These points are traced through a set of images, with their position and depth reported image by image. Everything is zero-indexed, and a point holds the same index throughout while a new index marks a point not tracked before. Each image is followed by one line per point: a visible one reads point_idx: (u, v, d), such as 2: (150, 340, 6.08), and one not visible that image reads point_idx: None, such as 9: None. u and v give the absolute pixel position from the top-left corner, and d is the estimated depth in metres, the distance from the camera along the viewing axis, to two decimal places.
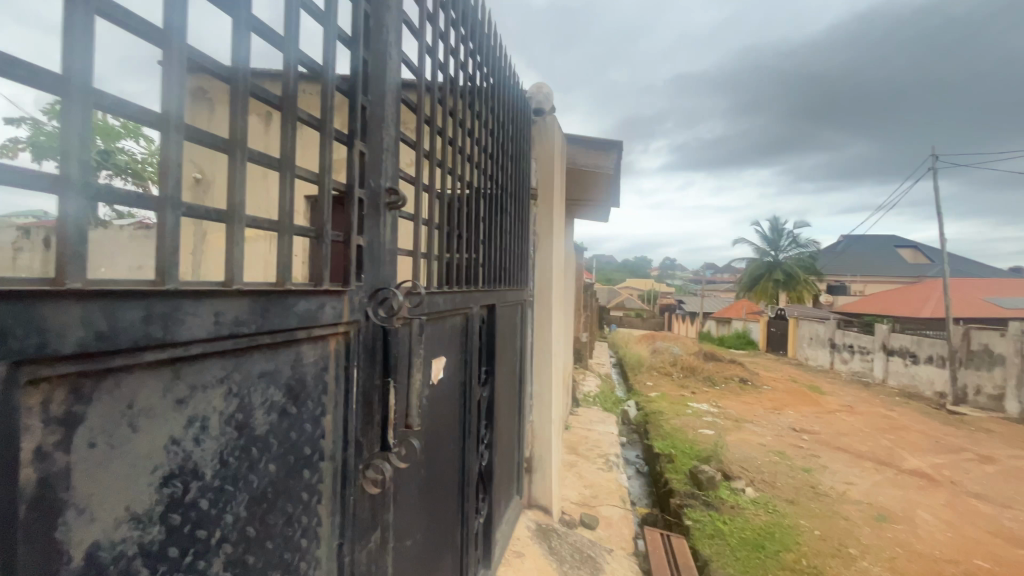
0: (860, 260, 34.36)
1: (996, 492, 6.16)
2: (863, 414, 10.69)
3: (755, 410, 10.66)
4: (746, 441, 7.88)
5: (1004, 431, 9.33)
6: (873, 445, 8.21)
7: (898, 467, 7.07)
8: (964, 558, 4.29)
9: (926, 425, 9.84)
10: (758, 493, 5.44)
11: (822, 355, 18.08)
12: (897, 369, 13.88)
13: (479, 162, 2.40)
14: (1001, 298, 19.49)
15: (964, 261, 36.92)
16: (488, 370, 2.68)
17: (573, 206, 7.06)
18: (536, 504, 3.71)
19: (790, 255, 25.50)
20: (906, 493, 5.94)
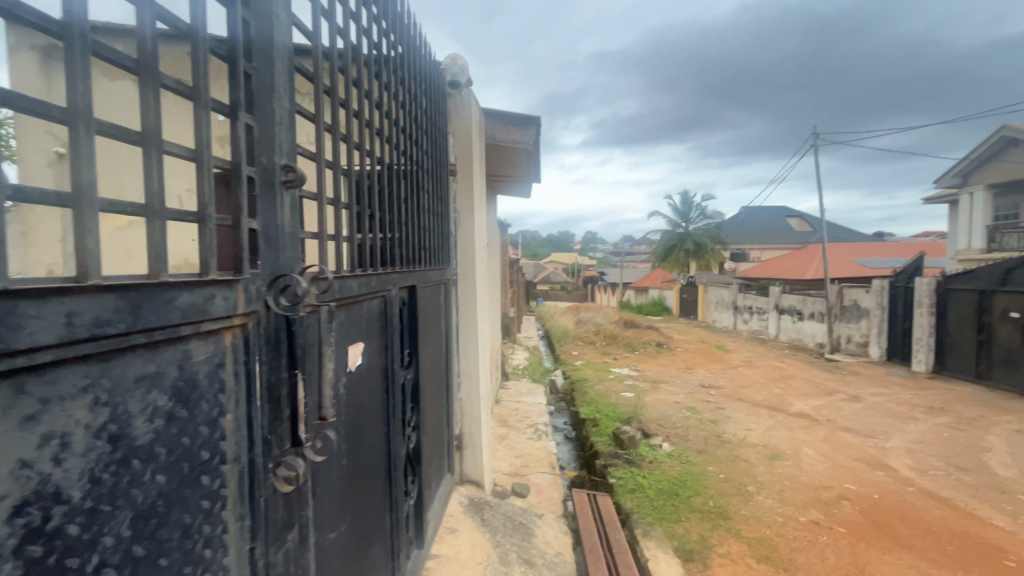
0: (757, 230, 37.94)
1: (862, 425, 7.21)
2: (759, 367, 11.97)
3: (670, 371, 11.53)
4: (663, 400, 8.52)
5: (868, 373, 10.91)
6: (767, 394, 9.26)
7: (787, 411, 8.05)
8: (837, 483, 4.99)
9: (809, 372, 11.25)
10: (672, 446, 5.93)
11: (726, 317, 19.89)
12: (788, 326, 15.62)
13: (389, 136, 2.28)
14: (867, 260, 22.52)
15: (838, 228, 42.10)
16: (412, 352, 2.63)
17: (495, 182, 7.04)
18: (468, 480, 3.76)
19: (698, 226, 27.46)
20: (794, 434, 6.77)
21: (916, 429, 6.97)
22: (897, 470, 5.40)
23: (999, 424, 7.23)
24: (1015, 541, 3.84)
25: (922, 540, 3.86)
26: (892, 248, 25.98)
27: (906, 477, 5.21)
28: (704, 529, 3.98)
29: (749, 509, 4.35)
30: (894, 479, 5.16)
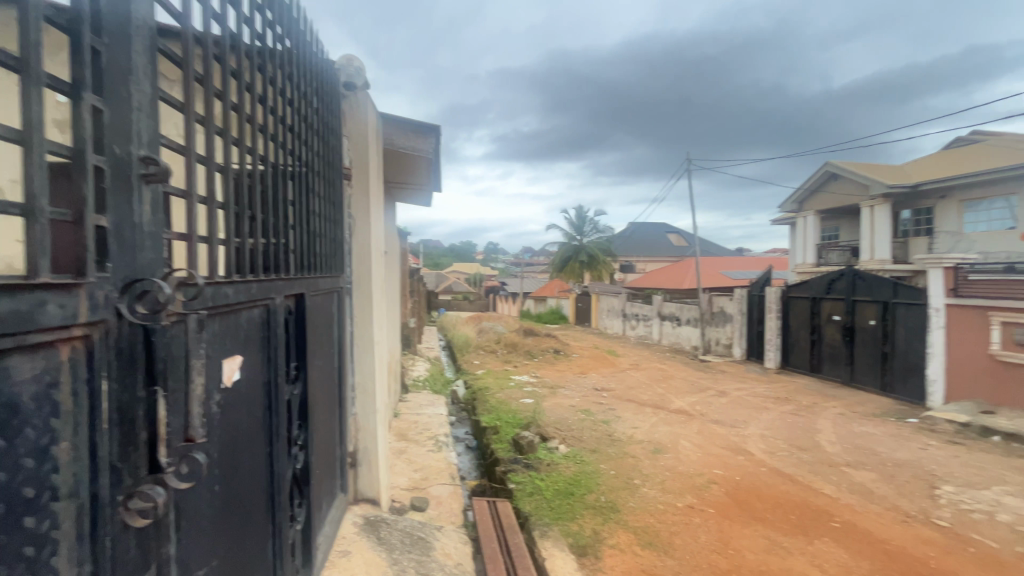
0: (642, 243, 41.51)
1: (727, 417, 8.20)
2: (645, 369, 13.06)
3: (566, 376, 12.10)
4: (560, 405, 8.90)
5: (732, 371, 12.46)
6: (651, 393, 10.13)
7: (668, 408, 8.86)
8: (708, 470, 5.60)
9: (686, 372, 12.52)
10: (569, 447, 6.21)
11: (616, 324, 21.43)
12: (668, 331, 17.27)
13: (275, 134, 2.12)
14: (731, 272, 25.82)
15: (707, 244, 47.69)
16: (299, 365, 2.46)
17: (394, 189, 6.87)
18: (363, 498, 3.59)
19: (591, 239, 29.31)
20: (673, 428, 7.48)
21: (768, 417, 8.10)
22: (754, 454, 6.21)
23: (827, 409, 8.68)
24: (839, 506, 4.62)
25: (772, 512, 4.48)
26: (750, 262, 30.07)
27: (761, 460, 6.01)
28: (596, 524, 4.21)
29: (636, 501, 4.70)
30: (751, 462, 5.93)
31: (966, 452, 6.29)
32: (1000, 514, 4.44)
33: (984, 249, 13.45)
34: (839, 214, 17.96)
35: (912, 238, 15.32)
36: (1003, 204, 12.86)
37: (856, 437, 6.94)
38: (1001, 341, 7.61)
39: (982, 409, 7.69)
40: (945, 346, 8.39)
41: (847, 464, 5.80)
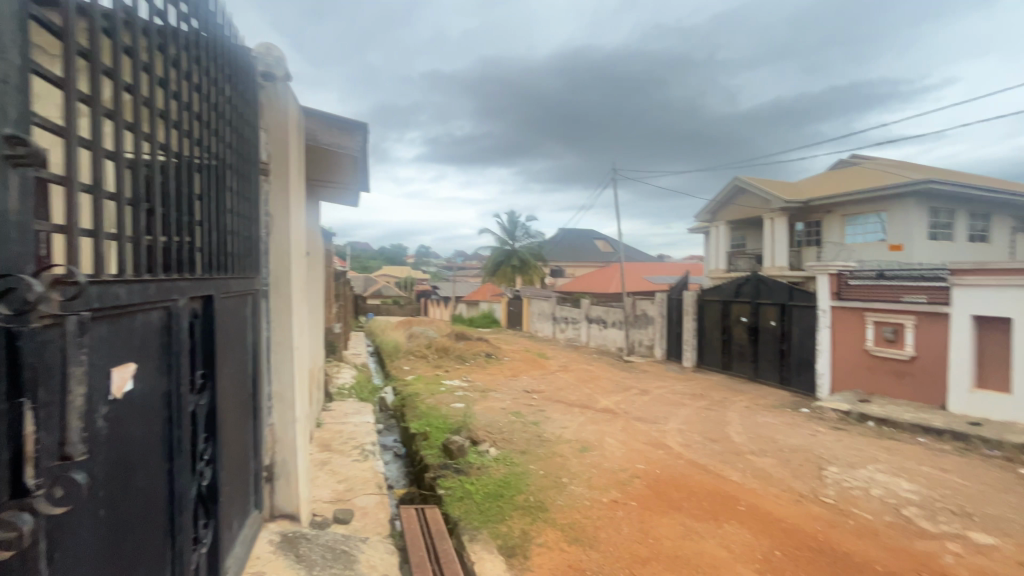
0: (571, 249, 42.86)
1: (648, 414, 8.67)
2: (573, 371, 13.47)
3: (498, 380, 12.17)
4: (491, 408, 8.92)
5: (653, 370, 13.20)
6: (579, 394, 10.47)
7: (595, 407, 9.20)
8: (631, 465, 5.88)
9: (611, 373, 13.07)
10: (499, 450, 6.25)
11: (547, 327, 21.91)
12: (595, 333, 17.95)
13: (180, 121, 1.94)
14: (652, 277, 27.38)
15: (632, 251, 50.24)
16: (206, 373, 2.26)
17: (317, 187, 6.53)
18: (281, 514, 3.36)
19: (523, 244, 29.76)
20: (599, 427, 7.77)
21: (684, 413, 8.67)
22: (672, 448, 6.61)
23: (735, 403, 9.46)
24: (744, 490, 5.04)
25: (688, 501, 4.79)
26: (669, 268, 32.10)
27: (678, 453, 6.41)
28: (525, 524, 4.27)
29: (563, 499, 4.82)
30: (670, 455, 6.31)
31: (848, 436, 7.12)
32: (874, 488, 5.07)
33: (860, 258, 15.28)
34: (745, 225, 19.69)
35: (805, 247, 17.15)
36: (875, 219, 14.83)
37: (759, 427, 7.62)
38: (874, 338, 8.74)
39: (860, 397, 8.76)
40: (830, 343, 9.48)
41: (752, 452, 6.36)
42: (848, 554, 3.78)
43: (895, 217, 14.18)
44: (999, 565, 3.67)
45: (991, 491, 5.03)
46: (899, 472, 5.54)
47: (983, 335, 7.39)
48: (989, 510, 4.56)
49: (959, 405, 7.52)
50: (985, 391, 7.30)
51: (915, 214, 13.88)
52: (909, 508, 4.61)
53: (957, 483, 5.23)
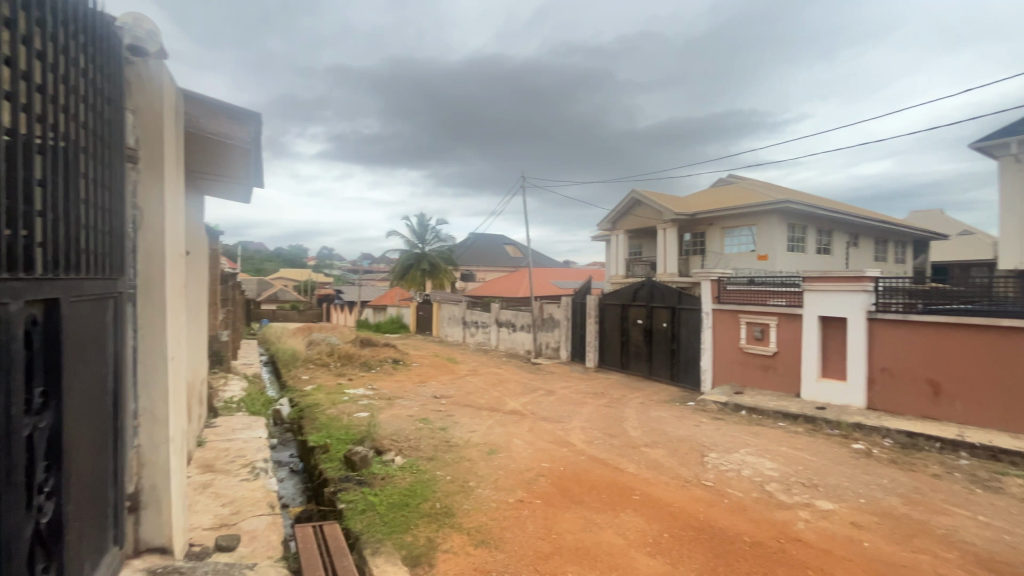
0: (482, 253, 43.14)
1: (553, 413, 8.99)
2: (482, 375, 13.54)
3: (405, 386, 11.84)
4: (397, 415, 8.66)
5: (559, 371, 13.72)
6: (488, 397, 10.55)
7: (503, 410, 9.34)
8: (537, 464, 6.05)
9: (519, 375, 13.36)
10: (405, 458, 6.08)
11: (456, 331, 21.82)
12: (504, 337, 18.23)
13: (13, 91, 1.64)
14: (559, 282, 28.54)
15: (540, 257, 51.88)
16: (47, 390, 1.93)
17: (199, 180, 5.88)
18: (148, 548, 2.96)
19: (433, 248, 29.35)
20: (507, 429, 7.89)
21: (586, 411, 9.13)
22: (575, 445, 6.92)
23: (632, 399, 10.16)
24: (638, 480, 5.43)
25: (588, 494, 5.03)
26: (574, 273, 33.70)
27: (580, 449, 6.72)
28: (431, 532, 4.19)
29: (470, 503, 4.81)
30: (573, 452, 6.59)
31: (725, 425, 7.99)
32: (744, 469, 5.74)
33: (736, 265, 17.17)
34: (642, 234, 21.30)
35: (691, 256, 18.98)
36: (747, 232, 16.89)
37: (652, 421, 8.26)
38: (746, 336, 9.92)
39: (735, 389, 9.87)
40: (711, 342, 10.57)
41: (645, 445, 6.86)
42: (724, 530, 4.22)
43: (763, 231, 16.25)
44: (838, 526, 4.34)
45: (832, 464, 5.94)
46: (765, 453, 6.33)
47: (827, 332, 8.74)
48: (831, 481, 5.38)
49: (809, 393, 8.80)
50: (828, 379, 8.61)
51: (777, 229, 16.08)
52: (771, 484, 5.29)
53: (808, 459, 6.11)
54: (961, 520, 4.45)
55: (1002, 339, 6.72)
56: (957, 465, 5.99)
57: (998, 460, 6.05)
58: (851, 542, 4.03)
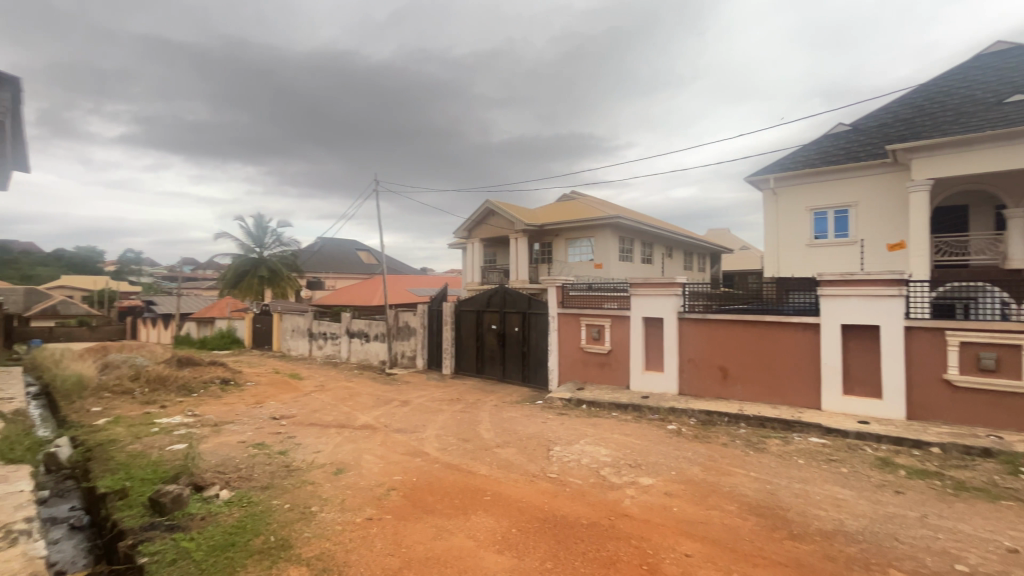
0: (332, 259, 40.21)
1: (407, 424, 8.77)
2: (330, 390, 12.56)
3: (236, 409, 10.38)
4: (224, 443, 7.53)
5: (415, 381, 13.45)
6: (336, 413, 9.83)
7: (353, 425, 8.80)
8: (388, 478, 5.82)
9: (372, 387, 12.74)
10: (233, 491, 5.32)
11: (302, 345, 19.96)
12: (357, 348, 17.22)
13: None
14: (416, 289, 28.17)
15: (396, 263, 50.35)
16: None
17: None
18: None
19: (274, 252, 26.38)
20: (358, 445, 7.45)
21: (441, 418, 9.09)
22: (429, 454, 6.84)
23: (486, 403, 10.44)
24: (490, 481, 5.58)
25: (440, 502, 5.00)
26: (431, 280, 33.53)
27: (434, 458, 6.67)
28: (262, 570, 3.73)
29: (311, 530, 4.40)
30: (426, 461, 6.51)
31: (569, 419, 8.70)
32: (583, 458, 6.32)
33: (577, 272, 18.89)
34: (496, 242, 22.18)
35: (540, 264, 20.35)
36: (586, 243, 18.74)
37: (504, 422, 8.60)
38: (586, 337, 10.98)
39: (577, 386, 10.85)
40: (557, 343, 11.44)
41: (497, 445, 7.10)
42: (564, 517, 4.57)
43: (600, 242, 18.21)
44: (655, 497, 5.03)
45: (652, 445, 6.89)
46: (600, 442, 7.05)
47: (649, 331, 10.15)
48: (651, 459, 6.23)
49: (636, 384, 10.09)
50: (651, 371, 9.98)
51: (610, 241, 18.16)
52: (604, 468, 5.92)
53: (633, 443, 6.98)
54: (740, 478, 5.54)
55: (767, 331, 8.57)
56: (739, 434, 7.45)
57: (765, 426, 7.69)
58: (664, 509, 4.70)
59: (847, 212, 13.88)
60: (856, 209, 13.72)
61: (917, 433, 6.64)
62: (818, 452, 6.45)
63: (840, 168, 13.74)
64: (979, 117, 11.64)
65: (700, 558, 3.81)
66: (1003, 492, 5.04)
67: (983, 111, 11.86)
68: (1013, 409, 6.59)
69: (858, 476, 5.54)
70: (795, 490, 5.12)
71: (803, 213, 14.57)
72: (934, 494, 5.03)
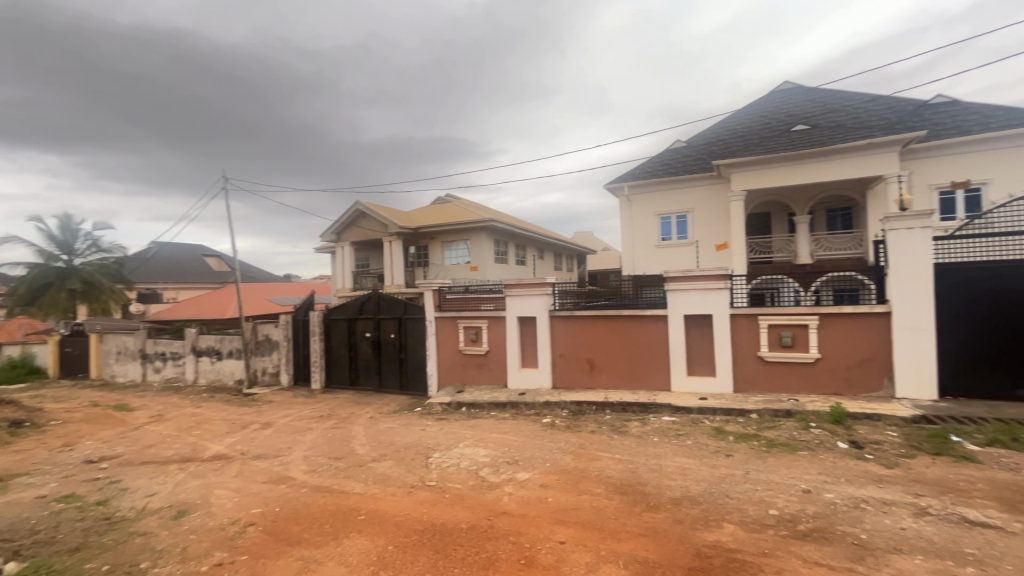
0: (171, 266, 34.56)
1: (269, 448, 7.89)
2: (171, 419, 10.76)
3: (33, 456, 8.31)
4: (14, 501, 5.96)
5: (279, 399, 12.18)
6: (178, 446, 8.44)
7: (201, 457, 7.64)
8: (245, 513, 5.15)
9: (226, 412, 11.21)
10: (24, 562, 4.23)
11: (132, 369, 16.80)
12: (205, 368, 15.02)
13: None
14: (279, 298, 25.63)
15: (253, 270, 45.14)
16: None
17: None
18: None
19: (89, 260, 21.80)
20: (206, 480, 6.47)
21: (309, 438, 8.35)
22: (295, 479, 6.21)
23: (361, 416, 9.87)
24: (365, 499, 5.26)
25: (307, 530, 4.57)
26: (297, 288, 30.78)
27: (301, 482, 6.08)
28: None
29: None
30: (292, 487, 5.90)
31: (448, 424, 8.63)
32: (462, 461, 6.31)
33: (454, 275, 18.90)
34: (368, 246, 21.18)
35: (416, 267, 19.91)
36: (463, 246, 18.84)
37: (380, 434, 8.20)
38: (464, 339, 11.00)
39: (457, 389, 10.81)
40: (435, 347, 11.28)
41: (373, 459, 6.75)
42: (443, 524, 4.50)
43: (475, 245, 18.44)
44: (532, 491, 5.22)
45: (528, 440, 7.16)
46: (479, 443, 7.11)
47: (524, 330, 10.53)
48: (527, 454, 6.46)
49: (514, 381, 10.41)
50: (527, 368, 10.37)
51: (486, 243, 18.49)
52: (484, 469, 5.97)
53: (511, 440, 7.17)
54: (606, 461, 6.02)
55: (626, 324, 9.46)
56: (605, 420, 8.11)
57: (626, 410, 8.48)
58: (540, 501, 4.89)
59: (686, 217, 16.00)
60: (692, 215, 15.90)
61: (741, 403, 7.90)
62: (669, 429, 7.30)
63: (679, 179, 15.82)
64: (775, 142, 14.37)
65: (572, 543, 4.03)
66: (799, 444, 6.25)
67: (778, 137, 14.70)
68: (805, 376, 8.20)
69: (698, 446, 6.41)
70: (650, 466, 5.72)
71: (651, 218, 16.46)
72: (753, 453, 6.03)
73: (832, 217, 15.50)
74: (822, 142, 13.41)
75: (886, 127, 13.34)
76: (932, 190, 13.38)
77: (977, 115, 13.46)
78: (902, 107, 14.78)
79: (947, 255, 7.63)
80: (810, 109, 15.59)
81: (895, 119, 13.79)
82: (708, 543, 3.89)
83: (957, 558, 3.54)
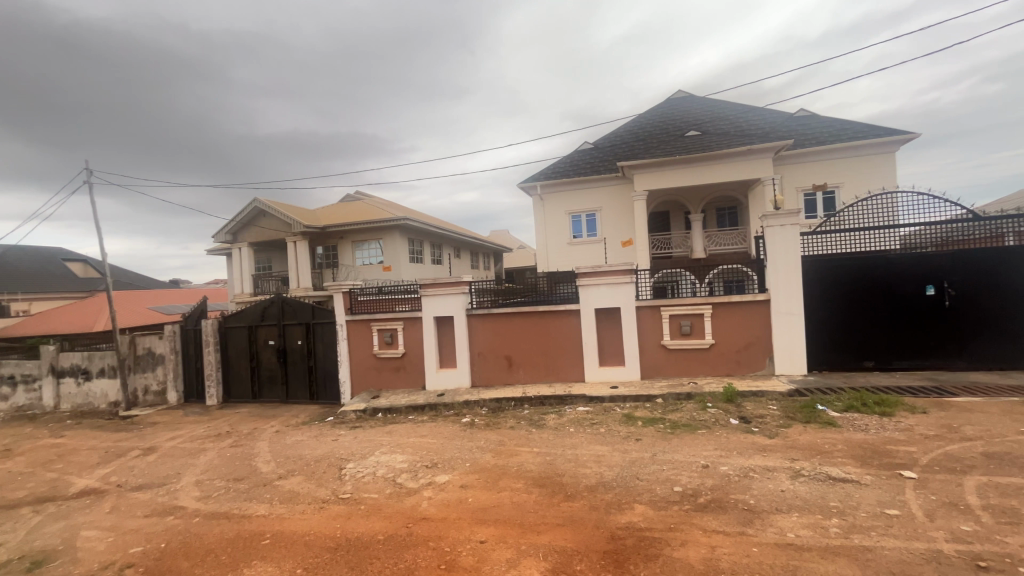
0: (20, 274, 29.37)
1: (153, 476, 6.98)
2: (23, 454, 9.13)
3: None
4: None
5: (166, 420, 10.86)
6: (32, 484, 7.17)
7: (64, 495, 6.55)
8: (122, 554, 4.50)
9: (97, 439, 9.75)
10: None
11: None
12: (69, 391, 12.98)
13: None
14: (163, 306, 22.90)
15: (131, 275, 39.77)
16: None
17: None
18: None
19: None
20: (72, 520, 5.56)
21: (203, 460, 7.52)
22: (185, 508, 5.54)
23: (265, 431, 9.09)
24: (270, 521, 4.85)
25: (200, 564, 4.09)
26: (186, 294, 27.73)
27: (193, 511, 5.44)
28: None
29: None
30: (181, 518, 5.26)
31: (364, 431, 8.24)
32: (378, 469, 6.04)
33: (366, 277, 18.12)
34: (269, 246, 19.63)
35: (324, 269, 18.78)
36: (375, 245, 18.11)
37: (287, 449, 7.61)
38: (378, 343, 10.57)
39: (372, 394, 10.38)
40: (348, 353, 10.71)
41: (279, 477, 6.24)
42: (358, 538, 4.28)
43: (389, 245, 17.80)
44: (451, 493, 5.14)
45: (448, 441, 7.04)
46: (397, 449, 6.87)
47: (441, 330, 10.36)
48: (447, 456, 6.35)
49: (432, 382, 10.21)
50: (445, 368, 10.21)
51: (400, 242, 17.91)
52: (401, 475, 5.77)
53: (430, 443, 7.01)
54: (526, 455, 6.11)
55: (542, 319, 9.68)
56: (523, 415, 8.23)
57: (543, 404, 8.69)
58: (459, 503, 4.83)
59: (595, 216, 16.77)
60: (601, 213, 16.69)
61: (647, 389, 8.45)
62: (584, 419, 7.60)
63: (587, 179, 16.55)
64: (671, 146, 15.54)
65: (492, 541, 4.02)
66: (698, 424, 6.81)
67: (674, 141, 15.90)
68: (702, 361, 8.97)
69: (611, 433, 6.74)
70: (567, 457, 5.90)
71: (563, 216, 17.05)
72: (659, 435, 6.47)
73: (720, 215, 17.13)
74: (711, 147, 14.74)
75: (762, 135, 14.99)
76: (799, 191, 15.33)
77: (832, 127, 15.61)
78: (774, 119, 16.71)
79: (812, 249, 8.81)
80: (700, 116, 17.05)
81: (769, 128, 15.56)
82: (621, 525, 4.09)
83: (825, 511, 4.06)
